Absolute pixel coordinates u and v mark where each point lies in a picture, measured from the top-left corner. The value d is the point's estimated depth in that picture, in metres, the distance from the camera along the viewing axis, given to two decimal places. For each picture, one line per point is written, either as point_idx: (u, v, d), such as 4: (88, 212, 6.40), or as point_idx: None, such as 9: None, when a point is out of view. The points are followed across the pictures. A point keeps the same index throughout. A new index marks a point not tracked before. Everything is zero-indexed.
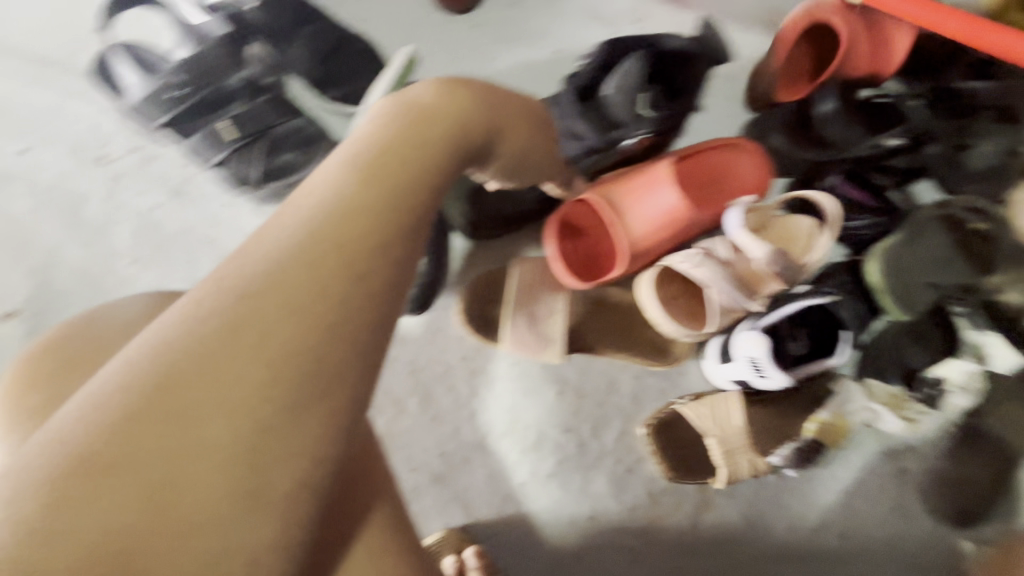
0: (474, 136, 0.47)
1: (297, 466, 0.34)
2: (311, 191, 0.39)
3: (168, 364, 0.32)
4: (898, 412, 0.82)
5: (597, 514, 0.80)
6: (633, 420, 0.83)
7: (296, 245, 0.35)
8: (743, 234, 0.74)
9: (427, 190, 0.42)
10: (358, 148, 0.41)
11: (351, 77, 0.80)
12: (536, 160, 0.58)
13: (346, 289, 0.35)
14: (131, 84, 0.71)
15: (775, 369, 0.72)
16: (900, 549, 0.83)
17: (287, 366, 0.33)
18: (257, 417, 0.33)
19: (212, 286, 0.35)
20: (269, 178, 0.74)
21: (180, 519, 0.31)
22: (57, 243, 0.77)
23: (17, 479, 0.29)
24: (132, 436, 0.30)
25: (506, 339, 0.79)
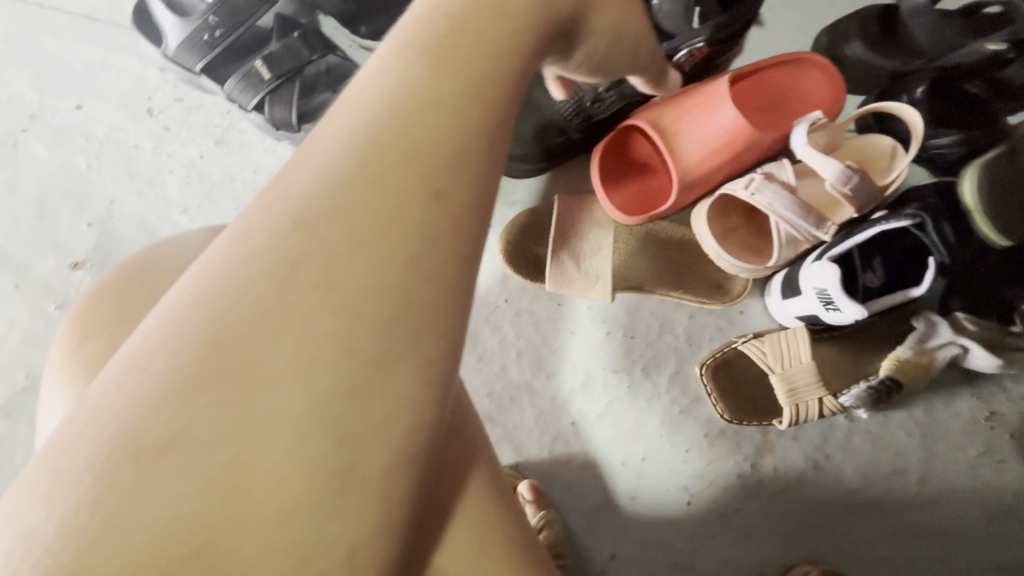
0: (563, 8, 0.35)
1: (388, 437, 0.28)
2: (364, 84, 0.32)
3: (223, 318, 0.28)
4: (990, 349, 0.72)
5: (651, 456, 0.77)
6: (690, 361, 0.79)
7: (353, 155, 0.29)
8: (810, 152, 0.66)
9: (511, 71, 0.33)
10: (418, 26, 0.33)
11: (384, 10, 0.77)
12: (633, 43, 0.42)
13: (421, 209, 0.29)
14: (168, 29, 0.70)
15: (847, 302, 0.64)
16: (985, 494, 0.76)
17: (361, 315, 0.28)
18: (331, 379, 0.27)
19: (261, 217, 0.30)
20: (307, 119, 0.74)
21: (261, 503, 0.26)
22: (113, 195, 0.79)
23: (78, 454, 0.27)
24: (191, 403, 0.27)
25: (552, 278, 0.76)
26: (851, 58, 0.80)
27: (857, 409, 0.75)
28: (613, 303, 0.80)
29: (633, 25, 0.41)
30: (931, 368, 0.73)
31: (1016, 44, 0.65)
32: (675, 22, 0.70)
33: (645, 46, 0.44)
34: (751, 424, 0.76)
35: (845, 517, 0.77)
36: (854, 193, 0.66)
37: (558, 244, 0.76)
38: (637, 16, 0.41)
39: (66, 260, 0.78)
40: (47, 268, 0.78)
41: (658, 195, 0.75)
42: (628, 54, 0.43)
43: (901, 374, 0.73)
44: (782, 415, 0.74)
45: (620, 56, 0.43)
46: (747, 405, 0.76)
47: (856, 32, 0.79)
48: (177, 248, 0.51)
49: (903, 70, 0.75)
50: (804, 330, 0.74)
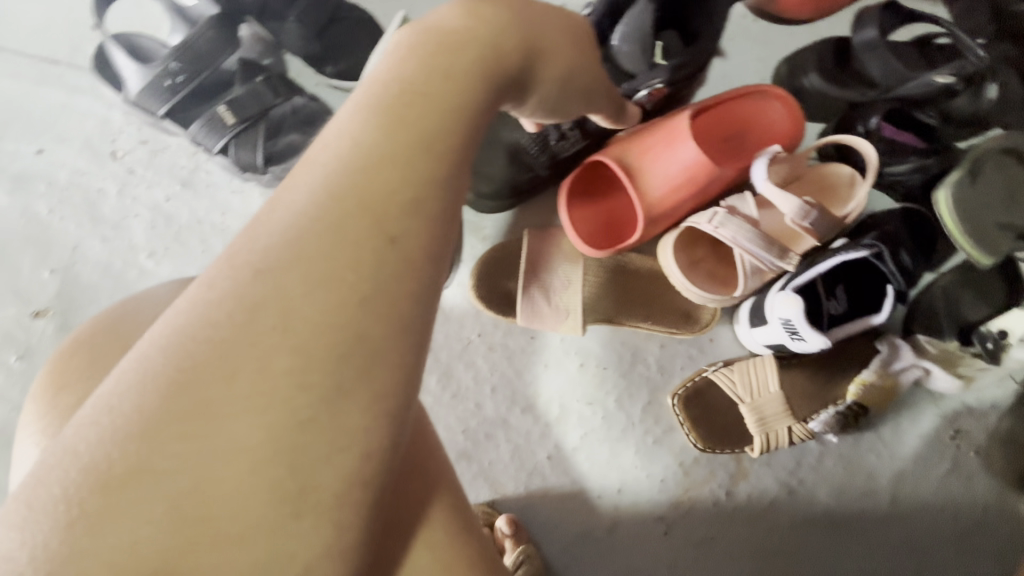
0: (512, 59, 0.35)
1: (341, 461, 0.27)
2: (327, 143, 0.30)
3: (185, 358, 0.26)
4: (950, 369, 0.75)
5: (626, 486, 0.77)
6: (662, 390, 0.80)
7: (314, 208, 0.28)
8: (770, 187, 0.68)
9: (465, 125, 0.32)
10: (379, 84, 0.32)
11: (348, 50, 0.77)
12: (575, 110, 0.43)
13: (375, 256, 0.28)
14: (129, 76, 0.70)
15: (810, 332, 0.66)
16: (955, 513, 0.78)
17: (317, 353, 0.26)
18: (287, 413, 0.26)
19: (226, 259, 0.29)
20: (272, 161, 0.73)
21: (218, 529, 0.26)
22: (77, 240, 0.78)
23: (46, 491, 0.26)
24: (152, 441, 0.26)
25: (524, 313, 0.76)
26: (809, 87, 0.82)
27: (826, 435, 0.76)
28: (585, 335, 0.80)
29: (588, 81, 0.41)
30: (895, 391, 0.76)
31: (964, 76, 0.69)
32: (637, 62, 0.69)
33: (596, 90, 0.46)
34: (723, 452, 0.77)
35: (819, 539, 0.78)
36: (811, 226, 0.68)
37: (528, 279, 0.76)
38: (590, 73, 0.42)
39: (28, 308, 0.77)
40: (8, 317, 0.77)
41: (626, 226, 0.76)
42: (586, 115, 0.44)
43: (867, 399, 0.75)
44: (752, 444, 0.76)
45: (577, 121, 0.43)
46: (718, 434, 0.77)
47: (813, 63, 0.82)
48: (134, 308, 0.50)
49: (860, 101, 0.78)
50: (771, 358, 0.76)
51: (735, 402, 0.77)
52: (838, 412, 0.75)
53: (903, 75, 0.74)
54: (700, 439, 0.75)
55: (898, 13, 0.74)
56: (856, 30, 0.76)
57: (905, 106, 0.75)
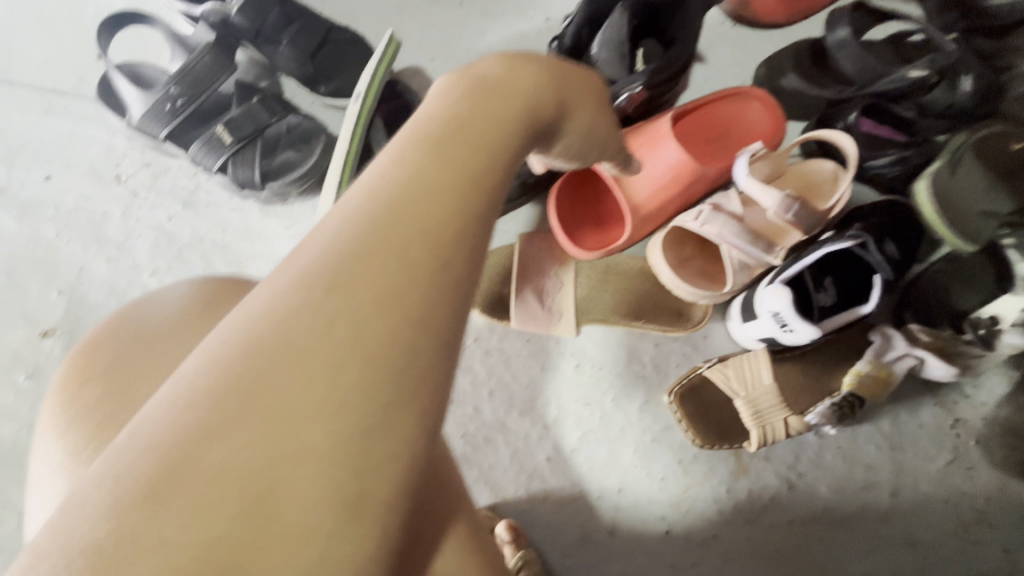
0: (547, 111, 0.39)
1: (395, 470, 0.28)
2: (379, 173, 0.32)
3: (252, 364, 0.27)
4: (945, 357, 0.74)
5: (626, 486, 0.78)
6: (659, 389, 0.80)
7: (374, 229, 0.30)
8: (751, 182, 0.69)
9: (503, 163, 0.35)
10: (429, 125, 0.35)
11: (340, 70, 0.80)
12: (599, 140, 0.45)
13: (430, 280, 0.30)
14: (131, 102, 0.73)
15: (800, 323, 0.67)
16: (960, 504, 0.77)
17: (382, 365, 0.28)
18: (351, 419, 0.27)
19: (290, 273, 0.30)
20: (270, 178, 0.76)
21: (281, 529, 0.26)
22: (83, 261, 0.81)
23: (114, 484, 0.26)
24: (227, 436, 0.26)
25: (518, 316, 0.77)
26: (787, 87, 0.85)
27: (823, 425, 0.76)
28: (580, 337, 0.82)
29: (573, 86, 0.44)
30: (890, 380, 0.75)
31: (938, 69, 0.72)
32: (617, 66, 0.71)
33: (613, 141, 0.47)
34: (721, 448, 0.77)
35: (822, 534, 0.77)
36: (795, 218, 0.69)
37: (520, 283, 0.78)
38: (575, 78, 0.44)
39: (35, 329, 0.79)
40: (18, 339, 0.79)
41: (615, 228, 0.77)
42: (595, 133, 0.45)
43: (863, 390, 0.75)
44: (749, 438, 0.76)
45: (589, 147, 0.45)
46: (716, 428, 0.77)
47: (789, 66, 0.85)
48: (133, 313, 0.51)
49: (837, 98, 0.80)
50: (765, 352, 0.75)
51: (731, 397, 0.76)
52: (833, 404, 0.75)
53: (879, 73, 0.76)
54: (697, 435, 0.75)
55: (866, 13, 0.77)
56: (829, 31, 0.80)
57: (882, 102, 0.77)
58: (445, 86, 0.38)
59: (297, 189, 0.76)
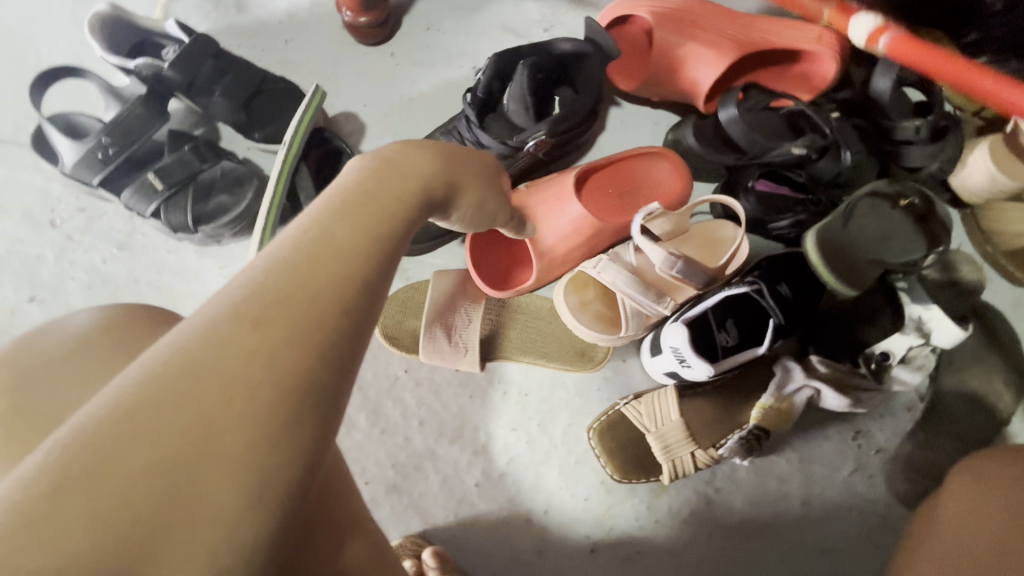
0: (441, 185, 0.46)
1: (296, 474, 0.32)
2: (302, 226, 0.38)
3: (181, 380, 0.31)
4: (841, 389, 0.81)
5: (552, 507, 0.81)
6: (582, 413, 0.85)
7: (294, 271, 0.35)
8: (642, 237, 0.75)
9: (403, 224, 0.41)
10: (345, 191, 0.41)
11: (273, 118, 0.85)
12: (492, 209, 0.54)
13: (336, 323, 0.34)
14: (63, 151, 0.76)
15: (695, 359, 0.72)
16: (863, 512, 0.83)
17: (293, 385, 0.32)
18: (264, 436, 0.31)
19: (218, 303, 0.34)
20: (202, 222, 0.79)
21: (192, 521, 0.29)
22: (15, 304, 0.82)
23: (35, 479, 0.28)
24: (148, 440, 0.29)
25: (426, 351, 0.81)
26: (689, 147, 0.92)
27: (733, 458, 0.80)
28: (504, 367, 0.86)
29: (474, 166, 0.51)
30: (790, 412, 0.81)
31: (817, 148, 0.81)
32: (524, 117, 0.80)
33: (498, 211, 0.56)
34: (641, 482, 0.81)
35: (737, 546, 0.82)
36: (681, 274, 0.75)
37: (432, 317, 0.81)
38: (476, 157, 0.51)
39: None
40: None
41: (523, 270, 0.84)
42: (495, 209, 0.55)
43: (767, 422, 0.80)
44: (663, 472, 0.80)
45: (491, 214, 0.54)
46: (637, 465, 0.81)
47: (691, 126, 0.90)
48: (39, 342, 0.53)
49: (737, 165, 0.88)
50: (674, 389, 0.80)
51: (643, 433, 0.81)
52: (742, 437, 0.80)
53: (766, 145, 0.84)
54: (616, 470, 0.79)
55: (755, 94, 0.87)
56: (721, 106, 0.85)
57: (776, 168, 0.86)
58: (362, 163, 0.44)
59: (228, 232, 0.80)
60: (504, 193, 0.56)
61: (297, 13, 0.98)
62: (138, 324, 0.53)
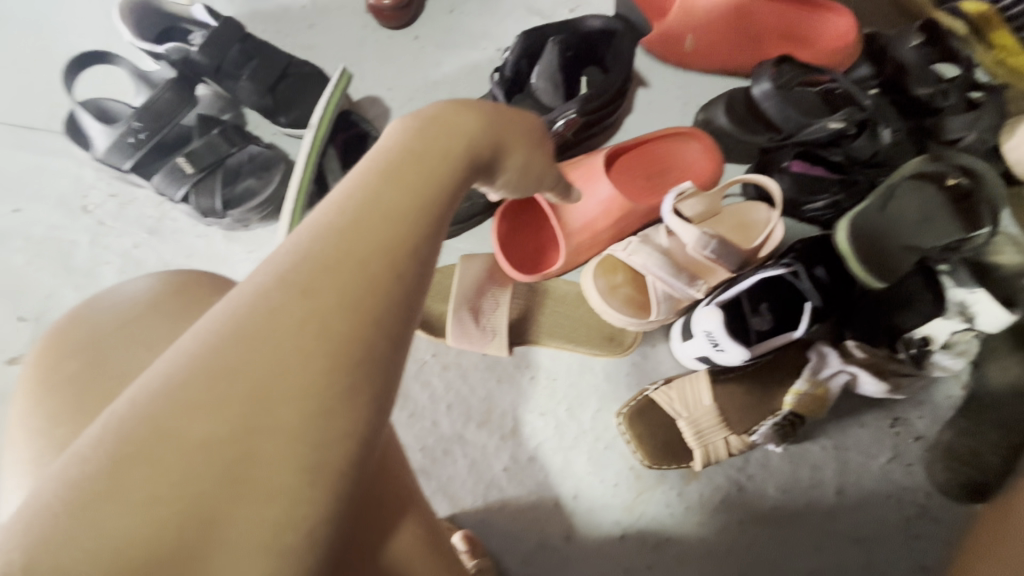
0: (487, 145, 0.43)
1: (352, 445, 0.32)
2: (346, 190, 0.36)
3: (234, 351, 0.30)
4: (878, 374, 0.78)
5: (581, 492, 0.80)
6: (611, 398, 0.84)
7: (342, 238, 0.33)
8: (675, 218, 0.74)
9: (451, 187, 0.39)
10: (389, 151, 0.39)
11: (299, 101, 0.84)
12: (538, 171, 0.51)
13: (386, 292, 0.33)
14: (95, 135, 0.76)
15: (730, 343, 0.71)
16: (901, 500, 0.81)
17: (345, 355, 0.31)
18: (319, 407, 0.30)
19: (267, 273, 0.33)
20: (230, 206, 0.79)
21: (252, 490, 0.29)
22: (51, 288, 0.83)
23: (96, 448, 0.29)
24: (205, 412, 0.29)
25: (455, 334, 0.80)
26: (720, 128, 0.89)
27: (767, 444, 0.79)
28: (531, 352, 0.85)
29: (523, 129, 0.48)
30: (825, 398, 0.79)
31: (854, 122, 0.78)
32: (552, 95, 0.78)
33: (547, 175, 0.53)
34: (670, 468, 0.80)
35: (770, 534, 0.80)
36: (715, 255, 0.73)
37: (460, 301, 0.80)
38: (522, 119, 0.48)
39: (3, 355, 0.81)
40: None
41: (550, 254, 0.83)
42: (537, 180, 0.52)
43: (802, 408, 0.78)
44: (693, 458, 0.79)
45: (529, 184, 0.52)
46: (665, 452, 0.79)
47: (723, 104, 0.89)
48: (81, 324, 0.53)
49: (771, 145, 0.85)
50: (706, 373, 0.80)
51: (673, 419, 0.80)
52: (776, 424, 0.79)
53: (803, 123, 0.81)
54: (646, 456, 0.78)
55: (791, 66, 0.83)
56: (754, 82, 0.83)
57: (813, 148, 0.81)
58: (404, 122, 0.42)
59: (257, 216, 0.80)
60: (551, 159, 0.54)
61: None
62: (206, 288, 0.55)
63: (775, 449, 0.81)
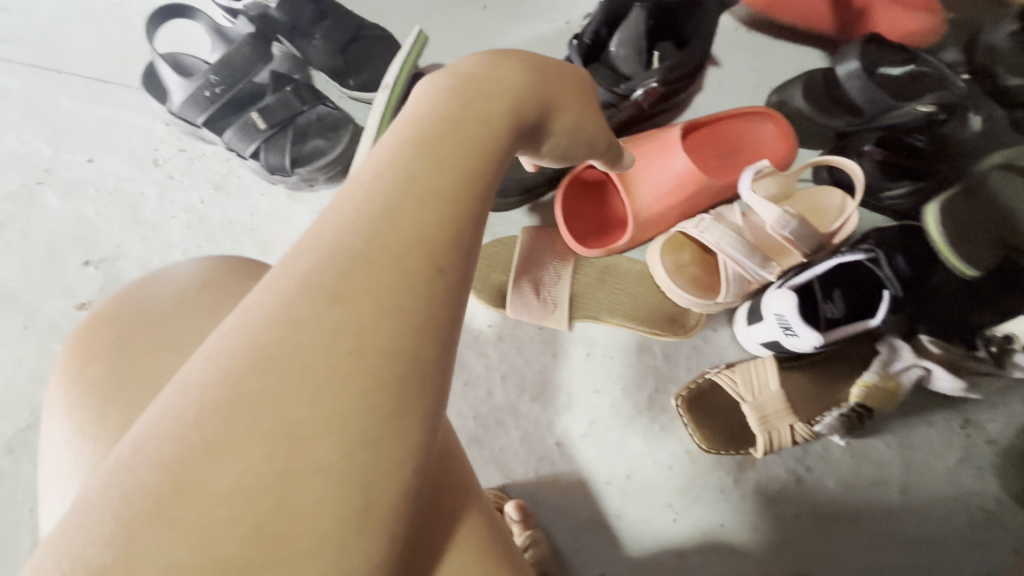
0: (528, 111, 0.39)
1: (399, 477, 0.30)
2: (377, 169, 0.33)
3: (256, 379, 0.28)
4: (955, 372, 0.74)
5: (634, 473, 0.79)
6: (668, 380, 0.82)
7: (377, 233, 0.30)
8: (753, 195, 0.71)
9: (494, 163, 0.35)
10: (421, 124, 0.35)
11: (369, 65, 0.84)
12: (589, 136, 0.46)
13: (428, 287, 0.30)
14: (174, 88, 0.77)
15: (803, 328, 0.68)
16: (968, 505, 0.77)
17: (383, 376, 0.29)
18: (360, 439, 0.28)
19: (287, 278, 0.30)
20: (298, 164, 0.80)
21: (295, 540, 0.28)
22: (120, 239, 0.85)
23: (121, 499, 0.27)
24: (234, 454, 0.27)
25: (513, 305, 0.81)
26: (795, 110, 0.87)
27: (831, 436, 0.77)
28: (588, 327, 0.84)
29: (584, 108, 0.45)
30: (896, 390, 0.75)
31: (945, 107, 0.73)
32: (631, 66, 0.77)
33: (600, 140, 0.48)
34: (728, 454, 0.78)
35: (828, 529, 0.78)
36: (794, 235, 0.70)
37: (519, 273, 0.81)
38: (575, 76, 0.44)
39: (72, 301, 0.83)
40: (54, 309, 0.83)
41: (615, 231, 0.82)
42: (586, 146, 0.47)
43: (870, 401, 0.75)
44: (755, 445, 0.77)
45: (579, 150, 0.47)
46: (722, 436, 0.78)
47: (800, 86, 0.86)
48: (162, 278, 0.52)
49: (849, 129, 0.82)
50: (772, 358, 0.77)
51: (738, 402, 0.78)
52: (842, 415, 0.76)
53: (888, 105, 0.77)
54: (705, 439, 0.76)
55: (879, 45, 0.78)
56: (839, 62, 0.80)
57: (893, 133, 0.77)
58: (432, 85, 0.38)
59: (324, 176, 0.80)
60: (601, 115, 0.48)
61: None
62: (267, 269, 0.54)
63: (837, 442, 0.79)
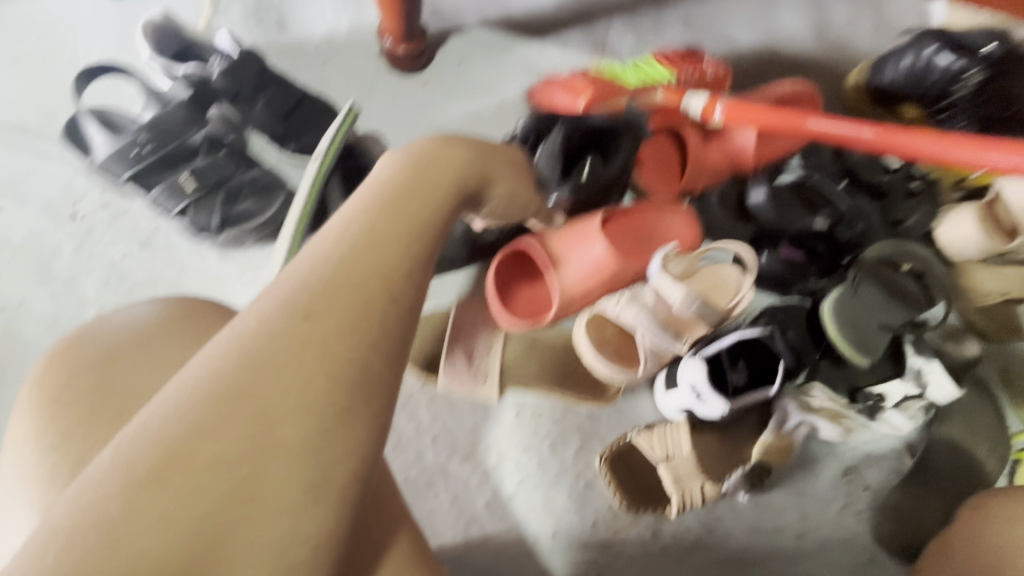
0: (471, 181, 0.47)
1: (351, 462, 0.35)
2: (338, 222, 0.39)
3: (238, 375, 0.33)
4: (838, 421, 0.83)
5: (559, 531, 0.83)
6: (592, 438, 0.87)
7: (339, 268, 0.36)
8: (662, 277, 0.80)
9: (437, 222, 0.42)
10: (382, 188, 0.41)
11: (309, 131, 0.87)
12: (523, 203, 0.55)
13: (382, 314, 0.36)
14: (97, 145, 0.76)
15: (713, 395, 0.77)
16: (852, 548, 0.86)
17: (342, 378, 0.34)
18: (320, 428, 0.33)
19: (269, 299, 0.36)
20: (229, 225, 0.80)
21: (260, 506, 0.32)
22: (26, 296, 0.81)
23: (114, 470, 0.31)
24: (216, 434, 0.32)
25: (445, 375, 0.83)
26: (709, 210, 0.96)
27: (736, 492, 0.85)
28: (517, 395, 0.88)
29: (524, 193, 0.55)
30: (790, 447, 0.85)
31: (836, 219, 0.88)
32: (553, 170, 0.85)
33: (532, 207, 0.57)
34: (645, 512, 0.83)
35: None
36: (699, 311, 0.79)
37: (452, 343, 0.84)
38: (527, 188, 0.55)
39: None
40: None
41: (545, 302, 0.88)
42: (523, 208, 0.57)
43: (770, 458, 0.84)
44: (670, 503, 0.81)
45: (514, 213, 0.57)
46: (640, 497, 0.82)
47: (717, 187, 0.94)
48: (111, 324, 0.52)
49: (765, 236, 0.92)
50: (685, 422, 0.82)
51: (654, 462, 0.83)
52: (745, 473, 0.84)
53: (795, 219, 0.88)
54: (624, 497, 0.80)
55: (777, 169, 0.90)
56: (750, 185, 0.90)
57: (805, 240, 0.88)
58: (391, 158, 0.45)
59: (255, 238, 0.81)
60: (535, 185, 0.57)
61: (334, 37, 1.03)
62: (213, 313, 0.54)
63: (744, 497, 0.86)
